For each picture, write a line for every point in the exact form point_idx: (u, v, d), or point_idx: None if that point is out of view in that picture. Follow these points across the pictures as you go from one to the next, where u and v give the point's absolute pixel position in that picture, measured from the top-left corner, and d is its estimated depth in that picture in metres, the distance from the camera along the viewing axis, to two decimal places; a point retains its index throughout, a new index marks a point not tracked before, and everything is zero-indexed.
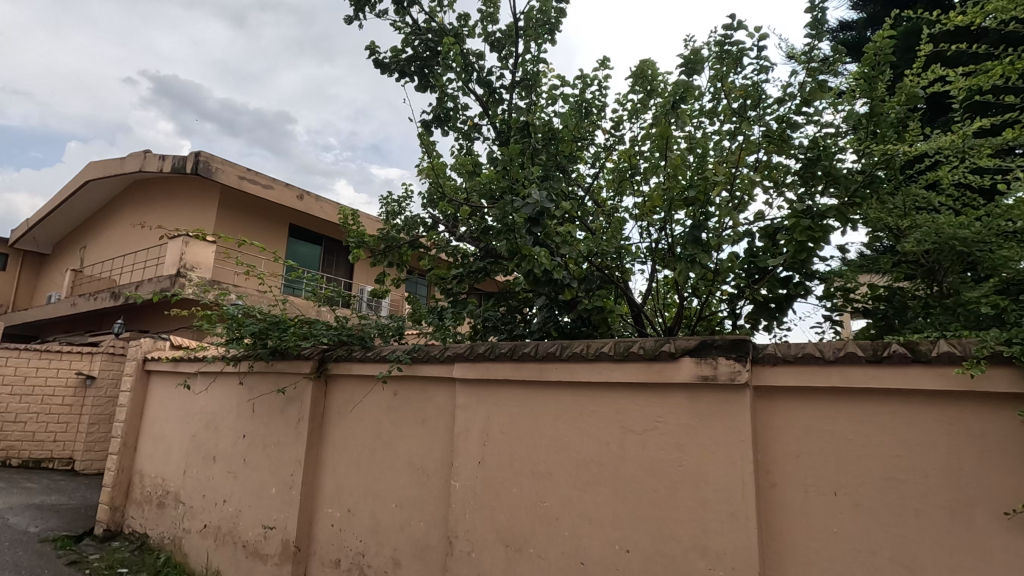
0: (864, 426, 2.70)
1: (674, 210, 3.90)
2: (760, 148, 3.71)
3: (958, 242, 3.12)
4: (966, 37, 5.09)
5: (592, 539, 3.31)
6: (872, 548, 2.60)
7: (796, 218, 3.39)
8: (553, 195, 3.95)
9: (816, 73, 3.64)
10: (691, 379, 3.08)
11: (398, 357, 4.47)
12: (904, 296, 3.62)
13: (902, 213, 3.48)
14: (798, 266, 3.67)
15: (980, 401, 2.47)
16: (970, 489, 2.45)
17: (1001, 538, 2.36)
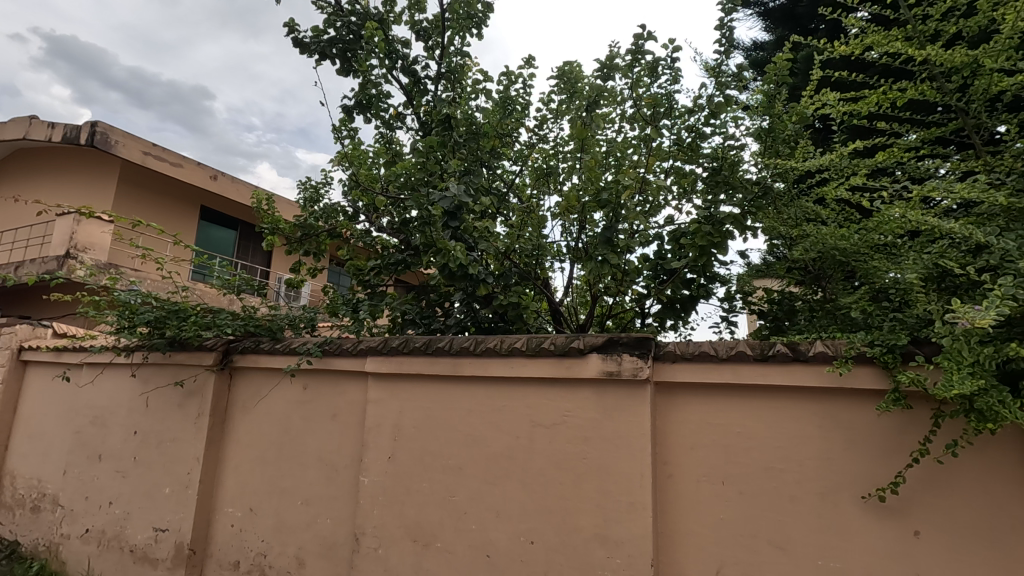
0: (751, 419, 2.91)
1: (590, 210, 4.02)
2: (671, 156, 3.91)
3: (835, 253, 3.43)
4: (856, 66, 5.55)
5: (499, 531, 3.35)
6: (753, 532, 2.81)
7: (698, 224, 3.59)
8: (473, 190, 3.95)
9: (724, 87, 3.86)
10: (597, 375, 3.19)
11: (309, 350, 4.31)
12: (794, 300, 3.93)
13: (793, 224, 3.75)
14: (702, 270, 3.89)
15: (846, 396, 2.74)
16: (837, 476, 2.70)
17: (860, 519, 2.62)
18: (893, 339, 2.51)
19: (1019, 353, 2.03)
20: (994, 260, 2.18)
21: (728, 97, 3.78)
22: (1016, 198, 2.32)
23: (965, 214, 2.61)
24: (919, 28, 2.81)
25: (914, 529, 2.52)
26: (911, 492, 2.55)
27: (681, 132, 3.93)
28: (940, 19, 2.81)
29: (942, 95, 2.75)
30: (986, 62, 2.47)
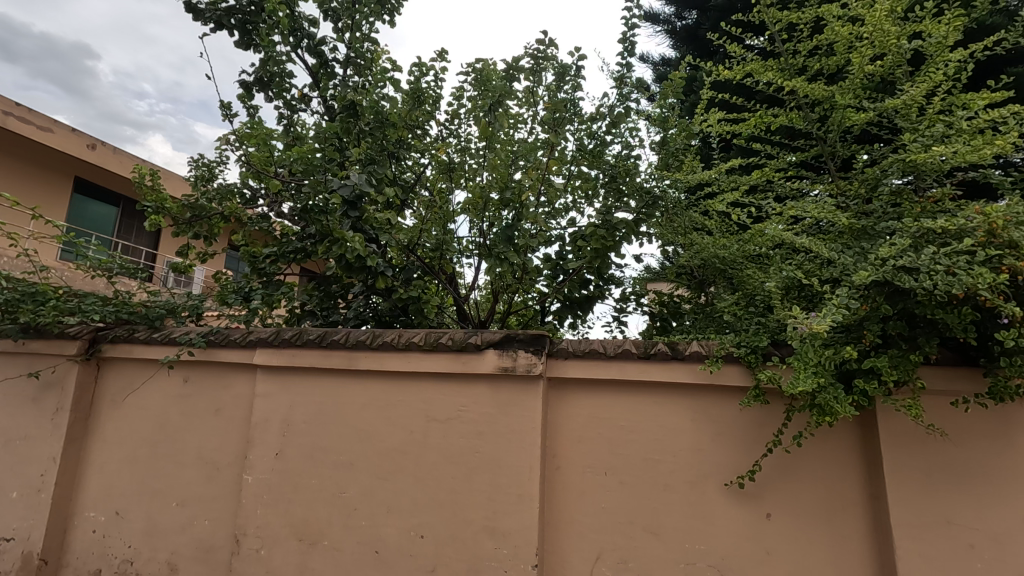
0: (633, 413, 3.09)
1: (494, 208, 4.06)
2: (574, 160, 4.05)
3: (715, 261, 3.71)
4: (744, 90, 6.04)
5: (389, 527, 3.32)
6: (630, 519, 3.00)
7: (594, 227, 3.75)
8: (376, 180, 3.87)
9: (625, 98, 4.06)
10: (493, 370, 3.25)
11: (190, 340, 3.99)
12: (681, 302, 4.20)
13: (682, 232, 4.00)
14: (598, 271, 4.07)
15: (716, 392, 2.99)
16: (705, 465, 2.94)
17: (722, 503, 2.88)
18: (756, 342, 2.78)
19: (852, 356, 2.33)
20: (836, 273, 2.48)
21: (627, 108, 3.97)
22: (856, 220, 2.65)
23: (819, 231, 2.93)
24: (789, 61, 3.11)
25: (766, 512, 2.81)
26: (766, 478, 2.84)
27: (583, 138, 4.08)
28: (806, 56, 3.14)
29: (806, 123, 3.07)
30: (839, 98, 2.80)
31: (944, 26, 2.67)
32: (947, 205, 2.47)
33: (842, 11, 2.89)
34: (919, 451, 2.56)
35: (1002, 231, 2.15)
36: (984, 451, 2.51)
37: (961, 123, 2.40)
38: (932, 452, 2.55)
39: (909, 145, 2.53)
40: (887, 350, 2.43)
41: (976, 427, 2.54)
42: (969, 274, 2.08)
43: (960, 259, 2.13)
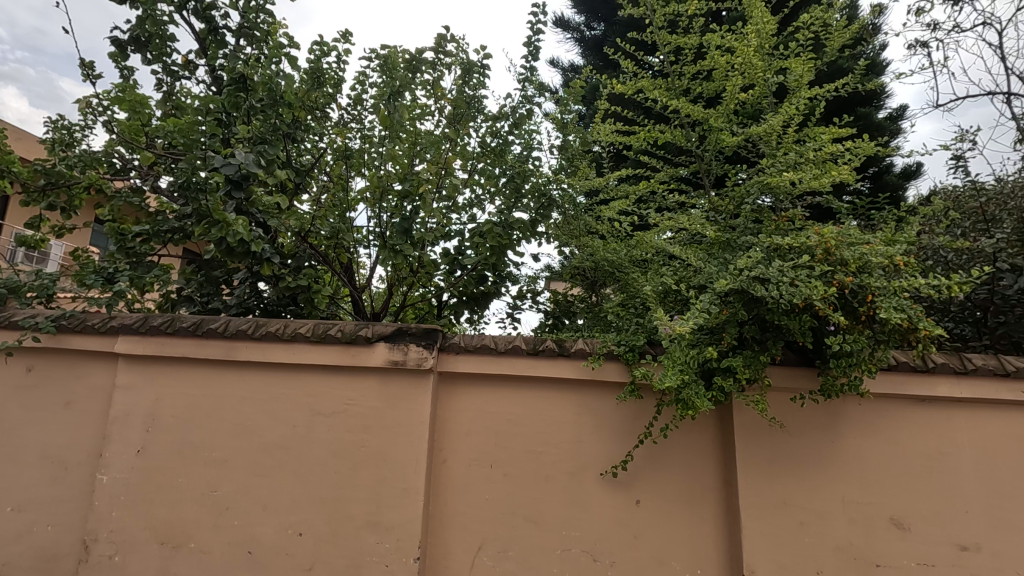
0: (520, 407, 3.20)
1: (391, 200, 3.97)
2: (476, 157, 4.08)
3: (604, 263, 3.92)
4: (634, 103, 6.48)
5: (265, 526, 3.16)
6: (512, 510, 3.10)
7: (491, 225, 3.81)
8: (265, 161, 3.64)
9: (527, 100, 4.13)
10: (383, 364, 3.20)
11: (35, 326, 3.48)
12: (572, 300, 4.35)
13: (577, 234, 4.17)
14: (494, 268, 4.12)
15: (597, 388, 3.17)
16: (584, 457, 3.11)
17: (598, 492, 3.06)
18: (634, 341, 2.99)
19: (712, 356, 2.58)
20: (703, 280, 2.73)
21: (530, 111, 4.07)
22: (722, 233, 2.93)
23: (693, 241, 3.19)
24: (675, 82, 3.37)
25: (636, 499, 3.03)
26: (637, 468, 3.06)
27: (485, 135, 4.12)
28: (689, 79, 3.41)
29: (687, 141, 3.33)
30: (715, 121, 3.08)
31: (802, 66, 3.02)
32: (796, 225, 2.81)
33: (720, 43, 3.18)
34: (764, 441, 2.89)
35: (835, 250, 2.49)
36: (816, 441, 2.88)
37: (809, 154, 2.75)
38: (775, 442, 2.89)
39: (769, 169, 2.85)
40: (742, 351, 2.72)
41: (811, 421, 2.90)
42: (807, 286, 2.38)
43: (801, 273, 2.44)
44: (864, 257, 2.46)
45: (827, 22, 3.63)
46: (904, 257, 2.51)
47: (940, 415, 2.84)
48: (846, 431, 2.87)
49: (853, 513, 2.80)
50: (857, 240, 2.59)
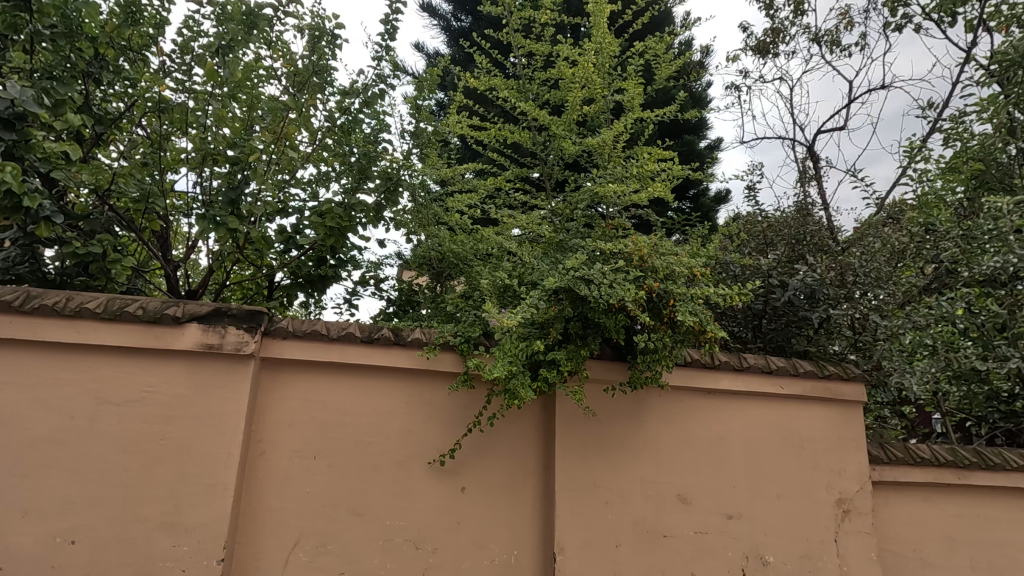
0: (350, 396, 3.09)
1: (218, 166, 3.56)
2: (321, 132, 3.83)
3: (449, 254, 3.94)
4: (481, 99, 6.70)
5: (24, 535, 2.65)
6: (334, 501, 2.98)
7: (330, 206, 3.58)
8: (51, 100, 3.02)
9: (382, 79, 3.95)
10: (193, 347, 2.86)
11: None
12: (416, 289, 4.16)
13: (427, 223, 4.08)
14: (334, 251, 3.88)
15: (431, 378, 3.19)
16: (413, 446, 3.10)
17: (425, 481, 3.08)
18: (469, 332, 3.07)
19: (539, 349, 2.75)
20: (536, 278, 2.92)
21: (382, 90, 3.89)
22: (555, 234, 3.17)
23: (534, 240, 3.35)
24: (525, 86, 3.53)
25: (462, 486, 3.11)
26: (465, 455, 3.14)
27: (332, 109, 3.88)
28: (539, 85, 3.60)
29: (532, 143, 3.50)
30: (557, 128, 3.27)
31: (635, 88, 3.34)
32: (620, 233, 3.10)
33: (567, 56, 3.40)
34: (581, 428, 3.16)
35: (647, 258, 2.78)
36: (624, 428, 3.21)
37: (633, 170, 3.05)
38: (590, 429, 3.17)
39: (599, 180, 3.12)
40: (566, 345, 2.93)
41: (621, 410, 3.23)
42: (622, 289, 2.65)
43: (618, 276, 2.71)
44: (670, 266, 2.81)
45: (660, 54, 4.06)
46: (701, 269, 2.91)
47: (721, 405, 3.34)
48: (649, 420, 3.24)
49: (648, 490, 3.17)
50: (667, 251, 2.95)
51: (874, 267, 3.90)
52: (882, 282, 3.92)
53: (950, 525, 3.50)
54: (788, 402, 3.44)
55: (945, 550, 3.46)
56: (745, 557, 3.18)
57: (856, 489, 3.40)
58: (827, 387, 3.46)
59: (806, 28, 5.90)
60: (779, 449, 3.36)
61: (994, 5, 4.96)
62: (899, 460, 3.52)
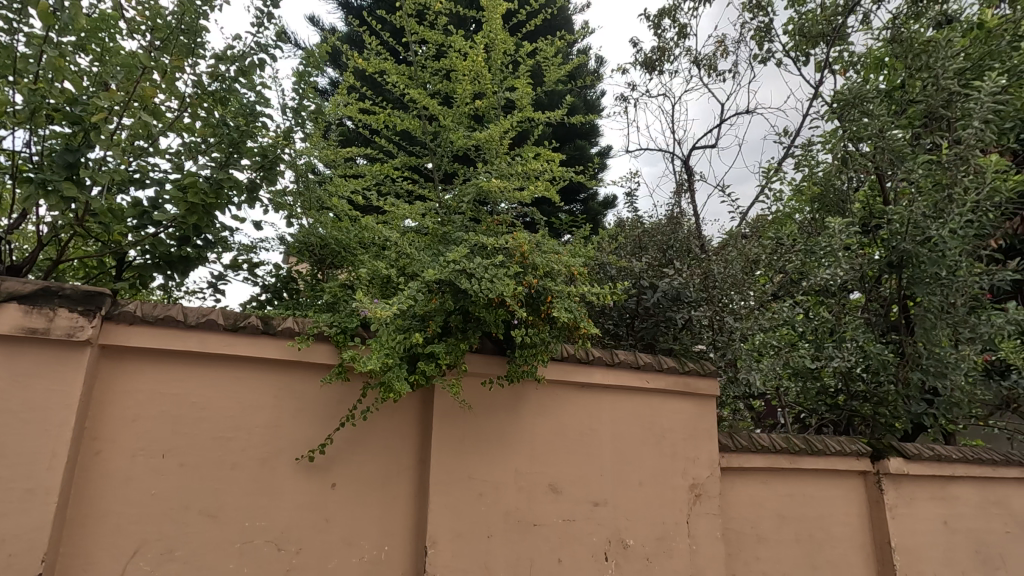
0: (208, 389, 2.83)
1: (56, 123, 3.09)
2: (187, 97, 3.41)
3: (331, 241, 3.73)
4: (374, 83, 6.53)
5: None
6: (185, 503, 2.72)
7: (192, 178, 3.20)
8: None
9: (265, 48, 3.64)
10: (11, 332, 2.45)
11: None
12: (295, 276, 3.88)
13: (312, 206, 3.80)
14: (198, 230, 3.48)
15: (301, 370, 3.02)
16: (279, 442, 2.92)
17: (290, 478, 2.91)
18: (346, 322, 2.97)
19: (418, 342, 2.73)
20: (416, 269, 2.89)
21: (262, 60, 3.60)
22: (438, 227, 3.21)
23: (421, 232, 3.30)
24: (416, 75, 3.50)
25: (332, 482, 2.98)
26: (336, 450, 3.02)
27: (203, 73, 3.48)
28: (430, 75, 3.59)
29: (420, 132, 3.48)
30: (447, 121, 3.27)
31: (523, 88, 3.43)
32: (503, 228, 3.18)
33: (458, 47, 3.42)
34: (457, 421, 3.17)
35: (529, 255, 2.86)
36: (501, 421, 3.27)
37: (517, 168, 3.13)
38: (467, 423, 3.19)
39: (485, 175, 3.17)
40: (447, 338, 2.92)
41: (498, 403, 3.28)
42: (502, 284, 2.69)
43: (499, 271, 2.74)
44: (549, 264, 2.90)
45: (551, 57, 4.19)
46: (578, 269, 3.05)
47: (593, 399, 3.52)
48: (525, 413, 3.33)
49: (521, 481, 3.25)
50: (548, 250, 3.04)
51: (730, 274, 4.32)
52: (737, 288, 4.36)
53: (781, 504, 3.97)
54: (653, 396, 3.70)
55: (776, 527, 3.92)
56: (608, 541, 3.37)
57: (707, 474, 3.74)
58: (687, 382, 3.78)
59: (687, 51, 6.37)
60: (643, 439, 3.61)
61: (837, 51, 5.69)
62: (743, 448, 3.93)
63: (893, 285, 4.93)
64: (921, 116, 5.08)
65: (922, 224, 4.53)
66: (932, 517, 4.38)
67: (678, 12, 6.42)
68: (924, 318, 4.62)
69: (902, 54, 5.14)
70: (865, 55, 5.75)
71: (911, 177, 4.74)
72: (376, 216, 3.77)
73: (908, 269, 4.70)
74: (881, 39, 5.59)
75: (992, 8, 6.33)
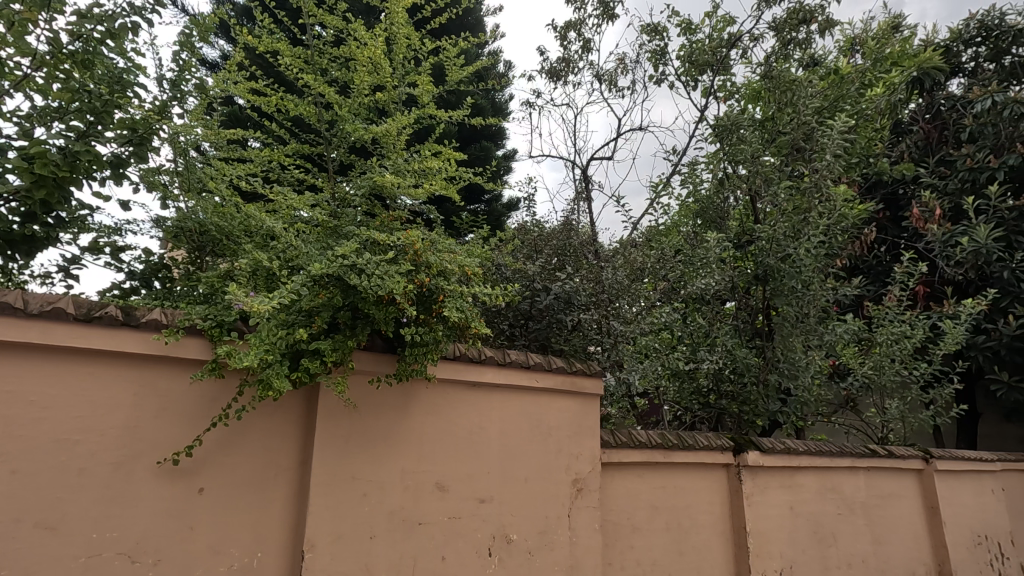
0: (51, 386, 2.52)
1: None
2: (42, 56, 3.02)
3: (212, 228, 3.46)
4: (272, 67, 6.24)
5: None
6: (16, 516, 2.39)
7: (41, 147, 2.82)
8: None
9: (140, 11, 3.31)
10: None
11: None
12: (167, 263, 3.54)
13: (192, 187, 3.49)
14: (48, 206, 3.08)
15: (167, 366, 2.78)
16: (137, 444, 2.67)
17: (150, 484, 2.67)
18: (223, 316, 2.78)
19: (302, 338, 2.62)
20: (302, 262, 2.78)
21: (136, 24, 3.27)
22: (329, 220, 3.11)
23: (312, 224, 3.17)
24: (312, 59, 3.38)
25: (199, 486, 2.77)
26: (205, 453, 2.80)
27: (61, 30, 3.09)
28: (329, 62, 3.49)
29: (315, 119, 3.35)
30: (343, 111, 3.18)
31: (425, 86, 3.43)
32: (399, 224, 3.20)
33: (358, 36, 3.35)
34: (341, 421, 3.09)
35: (422, 253, 2.86)
36: (389, 420, 3.23)
37: (414, 165, 3.12)
38: (353, 422, 3.12)
39: (380, 170, 3.13)
40: (334, 335, 2.83)
41: (386, 402, 3.23)
42: (392, 282, 2.65)
43: (390, 268, 2.71)
44: (442, 263, 2.91)
45: (454, 57, 4.20)
46: (472, 269, 3.09)
47: (483, 397, 3.58)
48: (414, 412, 3.31)
49: (407, 480, 3.23)
50: (442, 249, 3.05)
51: (618, 282, 4.59)
52: (623, 294, 4.64)
53: (654, 496, 4.28)
54: (541, 396, 3.84)
55: (649, 517, 4.21)
56: (492, 537, 3.44)
57: (588, 470, 3.93)
58: (573, 382, 3.95)
59: (590, 65, 6.66)
60: (530, 437, 3.73)
61: (721, 80, 6.23)
62: (623, 444, 4.19)
63: (759, 296, 5.47)
64: (788, 147, 5.59)
65: (783, 243, 5.11)
66: (781, 504, 4.92)
67: (583, 27, 6.69)
68: (782, 325, 5.18)
69: (773, 88, 5.79)
70: (744, 86, 6.36)
71: (776, 200, 5.30)
72: (260, 203, 3.53)
73: (771, 282, 5.26)
74: (758, 73, 6.22)
75: (847, 57, 7.27)
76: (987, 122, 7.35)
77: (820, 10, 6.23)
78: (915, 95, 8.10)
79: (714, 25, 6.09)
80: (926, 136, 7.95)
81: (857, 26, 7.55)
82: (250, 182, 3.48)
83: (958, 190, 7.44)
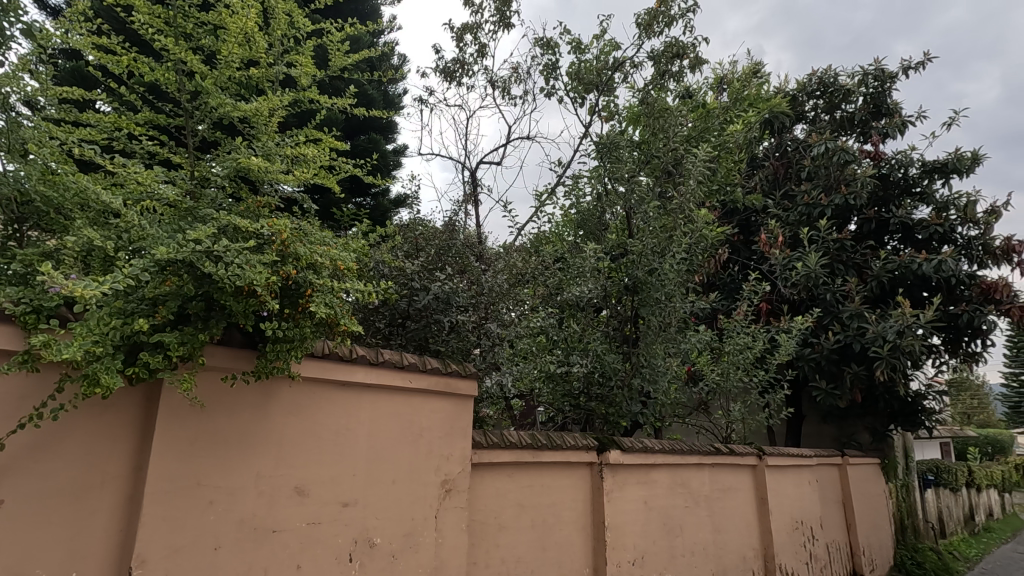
0: None
1: None
2: None
3: (36, 199, 2.93)
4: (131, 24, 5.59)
5: None
6: None
7: None
8: None
9: None
10: None
11: None
12: None
13: (15, 149, 2.94)
14: None
15: None
16: None
17: None
18: (41, 301, 2.39)
19: (141, 329, 2.35)
20: (146, 244, 2.50)
21: None
22: (183, 200, 2.83)
23: (164, 204, 2.86)
24: (174, 21, 3.06)
25: None
26: (8, 460, 2.41)
27: None
28: (195, 28, 3.19)
29: (174, 87, 3.03)
30: (207, 82, 2.89)
31: (304, 67, 3.26)
32: (267, 211, 3.01)
33: (229, 3, 3.10)
34: (186, 422, 2.81)
35: (290, 244, 2.70)
36: (244, 421, 3.00)
37: (286, 150, 2.95)
38: (201, 424, 2.86)
39: (247, 152, 2.91)
40: (182, 327, 2.57)
41: (242, 402, 3.01)
42: (253, 271, 2.46)
43: (251, 257, 2.51)
44: (313, 256, 2.77)
45: (340, 41, 4.01)
46: (344, 263, 2.97)
47: (352, 397, 3.45)
48: (275, 412, 3.11)
49: (262, 485, 3.01)
50: (314, 241, 2.90)
51: (497, 285, 4.67)
52: (503, 297, 4.74)
53: (521, 494, 4.41)
54: (415, 396, 3.79)
55: (515, 515, 4.33)
56: (353, 542, 3.31)
57: (458, 470, 3.94)
58: (447, 382, 3.95)
59: (484, 70, 6.73)
60: (400, 439, 3.66)
61: (605, 100, 6.61)
62: (494, 444, 4.25)
63: (628, 305, 5.85)
64: (660, 169, 6.02)
65: (651, 257, 5.51)
66: (636, 498, 5.30)
67: (479, 31, 6.75)
68: (647, 333, 5.60)
69: (649, 114, 6.23)
70: (625, 109, 6.81)
71: (646, 217, 5.72)
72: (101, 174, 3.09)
73: (638, 293, 5.66)
74: (638, 98, 6.70)
75: (714, 94, 8.08)
76: (821, 164, 8.53)
77: (692, 48, 6.88)
78: (767, 135, 9.21)
79: (601, 48, 6.45)
80: (774, 171, 9.08)
81: (724, 67, 8.44)
82: (86, 149, 3.04)
83: (796, 222, 8.56)
